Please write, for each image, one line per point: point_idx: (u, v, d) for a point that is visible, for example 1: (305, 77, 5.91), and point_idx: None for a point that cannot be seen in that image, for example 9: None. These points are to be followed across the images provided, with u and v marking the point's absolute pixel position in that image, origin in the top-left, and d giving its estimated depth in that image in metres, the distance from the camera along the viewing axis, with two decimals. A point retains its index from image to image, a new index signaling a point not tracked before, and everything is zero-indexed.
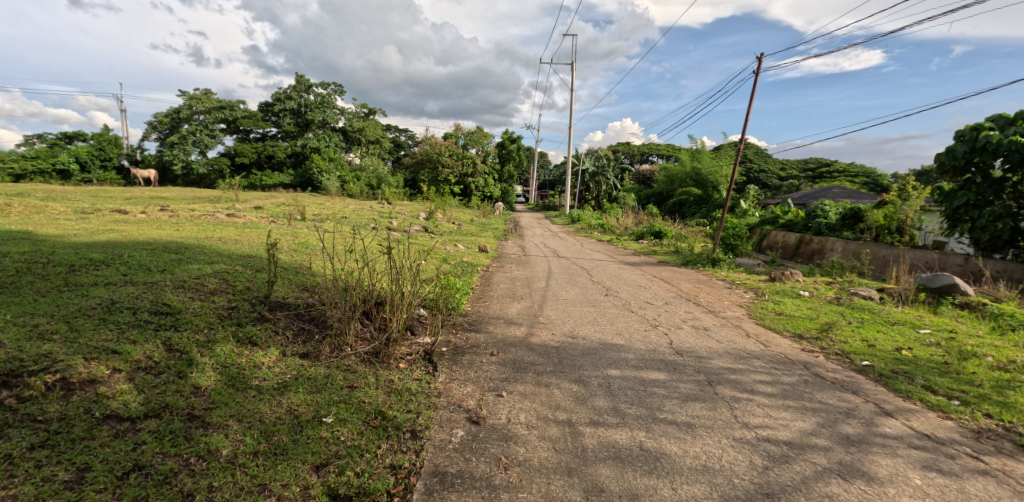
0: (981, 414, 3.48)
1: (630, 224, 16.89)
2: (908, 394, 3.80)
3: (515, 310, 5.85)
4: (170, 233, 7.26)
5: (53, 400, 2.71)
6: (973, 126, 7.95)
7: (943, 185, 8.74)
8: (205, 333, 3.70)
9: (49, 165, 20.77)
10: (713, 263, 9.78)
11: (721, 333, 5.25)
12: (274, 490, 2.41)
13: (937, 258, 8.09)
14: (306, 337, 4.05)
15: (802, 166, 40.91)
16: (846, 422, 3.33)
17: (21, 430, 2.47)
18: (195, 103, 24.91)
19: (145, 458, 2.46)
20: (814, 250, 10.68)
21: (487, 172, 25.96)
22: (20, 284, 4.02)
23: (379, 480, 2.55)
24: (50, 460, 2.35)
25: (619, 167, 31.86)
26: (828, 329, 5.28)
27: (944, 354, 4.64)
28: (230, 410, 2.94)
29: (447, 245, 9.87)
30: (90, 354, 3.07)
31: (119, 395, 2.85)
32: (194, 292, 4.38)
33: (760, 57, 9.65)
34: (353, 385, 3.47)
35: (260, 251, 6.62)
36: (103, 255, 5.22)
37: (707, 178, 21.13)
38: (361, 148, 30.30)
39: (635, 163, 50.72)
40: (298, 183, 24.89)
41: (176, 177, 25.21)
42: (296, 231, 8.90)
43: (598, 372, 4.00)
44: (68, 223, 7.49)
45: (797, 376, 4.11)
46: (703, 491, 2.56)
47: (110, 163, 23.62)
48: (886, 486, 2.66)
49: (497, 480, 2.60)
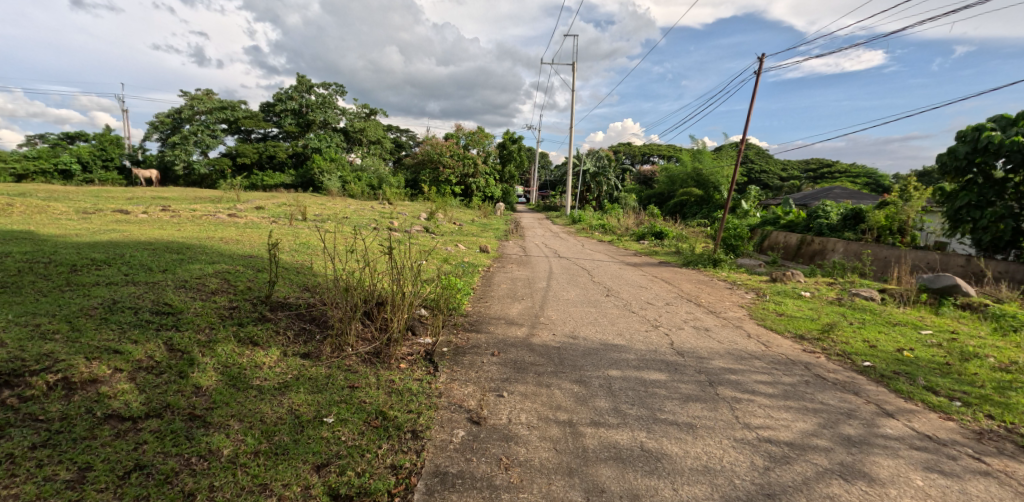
0: (983, 415, 3.48)
1: (631, 225, 16.90)
2: (910, 395, 3.79)
3: (516, 310, 5.85)
4: (172, 233, 7.27)
5: (54, 400, 2.71)
6: (975, 126, 7.94)
7: (945, 186, 8.72)
8: (206, 333, 3.70)
9: (51, 165, 20.80)
10: (714, 263, 9.77)
11: (723, 333, 5.25)
12: (275, 490, 2.41)
13: (939, 259, 8.08)
14: (308, 337, 4.05)
15: (804, 167, 40.81)
16: (848, 423, 3.32)
17: (23, 430, 2.47)
18: (197, 103, 24.99)
19: (146, 458, 2.46)
20: (816, 250, 10.60)
21: (488, 173, 25.97)
22: (22, 284, 4.03)
23: (380, 480, 2.55)
24: (51, 460, 2.35)
25: (620, 168, 31.87)
26: (830, 330, 5.28)
27: (946, 354, 4.64)
28: (231, 410, 2.94)
29: (449, 245, 9.88)
30: (91, 353, 3.08)
31: (121, 395, 2.85)
32: (195, 292, 4.38)
33: (761, 57, 9.66)
34: (354, 385, 3.48)
35: (262, 251, 6.63)
36: (105, 255, 5.22)
37: (709, 179, 21.13)
38: (362, 149, 30.34)
39: (637, 163, 50.74)
40: (299, 183, 24.91)
41: (178, 177, 25.26)
42: (298, 231, 8.92)
43: (600, 373, 4.00)
44: (71, 223, 7.53)
45: (798, 377, 4.10)
46: (704, 492, 2.55)
47: (112, 162, 23.66)
48: (888, 488, 2.65)
49: (498, 480, 2.60)
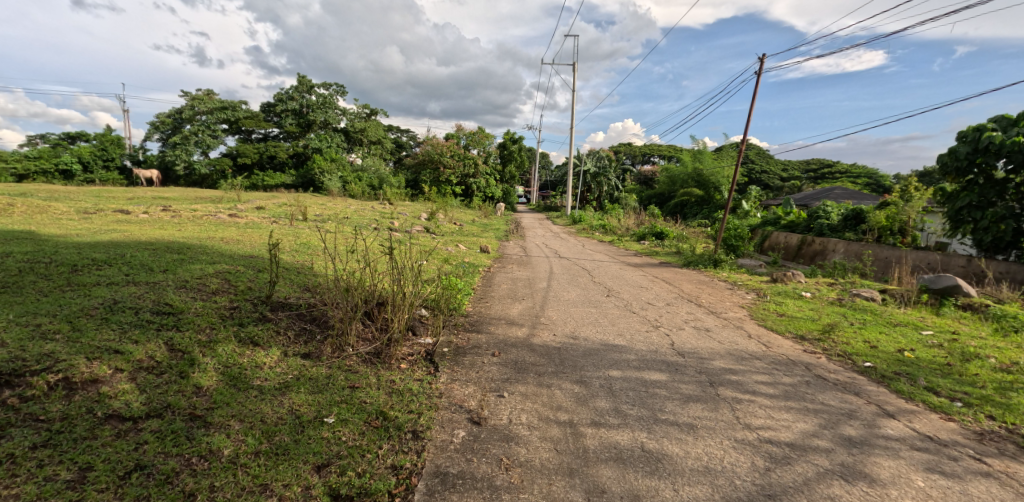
0: (984, 416, 3.47)
1: (632, 225, 16.90)
2: (911, 396, 3.79)
3: (517, 310, 5.86)
4: (173, 233, 7.28)
5: (54, 400, 2.71)
6: (976, 127, 7.93)
7: (945, 186, 8.72)
8: (207, 333, 3.70)
9: (52, 165, 20.82)
10: (715, 264, 9.78)
11: (723, 334, 5.25)
12: (276, 490, 2.41)
13: (939, 260, 8.08)
14: (309, 337, 4.06)
15: (805, 167, 40.81)
16: (848, 424, 3.32)
17: (23, 430, 2.47)
18: (198, 103, 25.03)
19: (147, 458, 2.46)
20: (817, 250, 10.58)
21: (489, 173, 25.99)
22: (23, 284, 4.03)
23: (381, 480, 2.55)
24: (52, 460, 2.35)
25: (620, 168, 31.88)
26: (830, 330, 5.28)
27: (946, 355, 4.63)
28: (232, 410, 2.94)
29: (449, 246, 9.89)
30: (92, 353, 3.08)
31: (122, 395, 2.85)
32: (196, 292, 4.39)
33: (761, 57, 9.66)
34: (355, 385, 3.48)
35: (263, 251, 6.63)
36: (106, 255, 5.23)
37: (709, 179, 21.14)
38: (363, 149, 30.37)
39: (637, 164, 50.74)
40: (300, 183, 24.93)
41: (179, 177, 25.32)
42: (298, 231, 8.93)
43: (600, 373, 4.00)
44: (72, 223, 7.55)
45: (798, 377, 4.11)
46: (705, 493, 2.55)
47: (113, 163, 23.69)
48: (888, 488, 2.65)
49: (498, 481, 2.60)
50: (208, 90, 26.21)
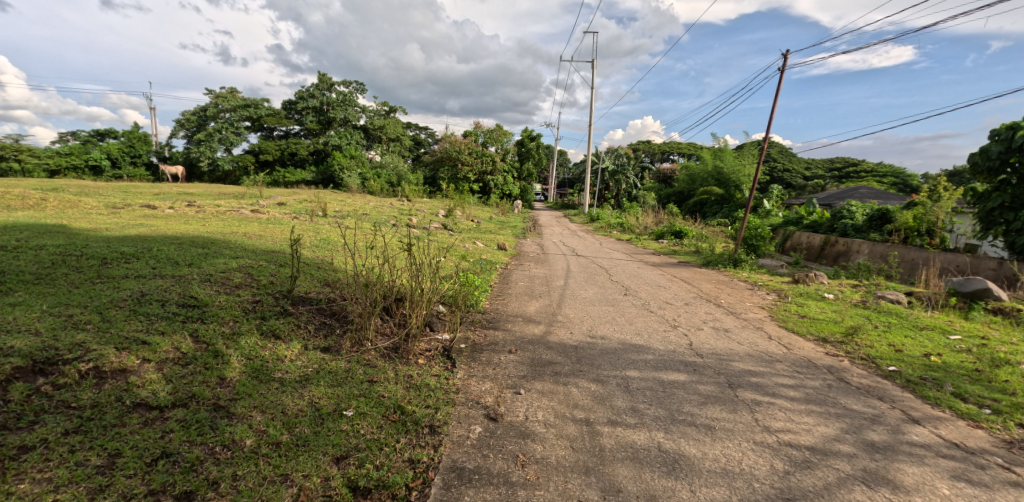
0: (1014, 424, 3.36)
1: (650, 224, 16.72)
2: (937, 402, 3.69)
3: (533, 307, 5.87)
4: (197, 228, 7.50)
5: (86, 388, 2.81)
6: (1010, 125, 7.64)
7: (977, 186, 8.42)
8: (230, 325, 3.80)
9: (82, 161, 21.56)
10: (734, 263, 9.63)
11: (742, 335, 5.18)
12: (296, 480, 2.47)
13: (969, 262, 7.85)
14: (328, 331, 4.14)
15: (829, 165, 39.85)
16: (872, 429, 3.24)
17: (56, 416, 2.57)
18: (221, 101, 25.44)
19: (173, 445, 2.54)
20: (840, 251, 10.37)
21: (506, 171, 26.07)
22: (56, 276, 4.18)
23: (399, 473, 2.59)
24: (83, 445, 2.44)
25: (640, 165, 31.57)
26: (854, 333, 5.16)
27: (975, 361, 4.49)
28: (254, 402, 3.01)
29: (466, 242, 9.92)
30: (121, 344, 3.18)
31: (149, 384, 2.95)
32: (220, 285, 4.51)
33: (782, 54, 9.06)
34: (373, 379, 3.53)
35: (284, 246, 6.75)
36: (134, 248, 5.40)
37: (730, 177, 20.79)
38: (382, 146, 30.70)
39: (656, 162, 50.08)
40: (319, 180, 25.26)
41: (203, 173, 26.29)
42: (318, 227, 9.09)
43: (617, 372, 3.97)
44: (101, 217, 7.80)
45: (820, 380, 4.03)
46: (723, 494, 2.53)
47: (140, 159, 24.47)
48: (912, 495, 2.59)
49: (514, 477, 2.61)
50: (231, 89, 26.74)
